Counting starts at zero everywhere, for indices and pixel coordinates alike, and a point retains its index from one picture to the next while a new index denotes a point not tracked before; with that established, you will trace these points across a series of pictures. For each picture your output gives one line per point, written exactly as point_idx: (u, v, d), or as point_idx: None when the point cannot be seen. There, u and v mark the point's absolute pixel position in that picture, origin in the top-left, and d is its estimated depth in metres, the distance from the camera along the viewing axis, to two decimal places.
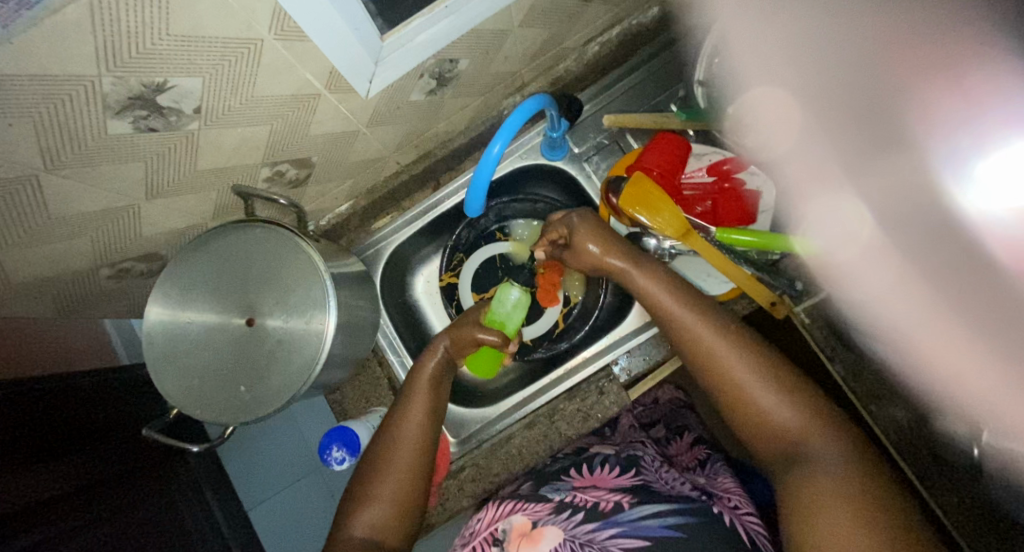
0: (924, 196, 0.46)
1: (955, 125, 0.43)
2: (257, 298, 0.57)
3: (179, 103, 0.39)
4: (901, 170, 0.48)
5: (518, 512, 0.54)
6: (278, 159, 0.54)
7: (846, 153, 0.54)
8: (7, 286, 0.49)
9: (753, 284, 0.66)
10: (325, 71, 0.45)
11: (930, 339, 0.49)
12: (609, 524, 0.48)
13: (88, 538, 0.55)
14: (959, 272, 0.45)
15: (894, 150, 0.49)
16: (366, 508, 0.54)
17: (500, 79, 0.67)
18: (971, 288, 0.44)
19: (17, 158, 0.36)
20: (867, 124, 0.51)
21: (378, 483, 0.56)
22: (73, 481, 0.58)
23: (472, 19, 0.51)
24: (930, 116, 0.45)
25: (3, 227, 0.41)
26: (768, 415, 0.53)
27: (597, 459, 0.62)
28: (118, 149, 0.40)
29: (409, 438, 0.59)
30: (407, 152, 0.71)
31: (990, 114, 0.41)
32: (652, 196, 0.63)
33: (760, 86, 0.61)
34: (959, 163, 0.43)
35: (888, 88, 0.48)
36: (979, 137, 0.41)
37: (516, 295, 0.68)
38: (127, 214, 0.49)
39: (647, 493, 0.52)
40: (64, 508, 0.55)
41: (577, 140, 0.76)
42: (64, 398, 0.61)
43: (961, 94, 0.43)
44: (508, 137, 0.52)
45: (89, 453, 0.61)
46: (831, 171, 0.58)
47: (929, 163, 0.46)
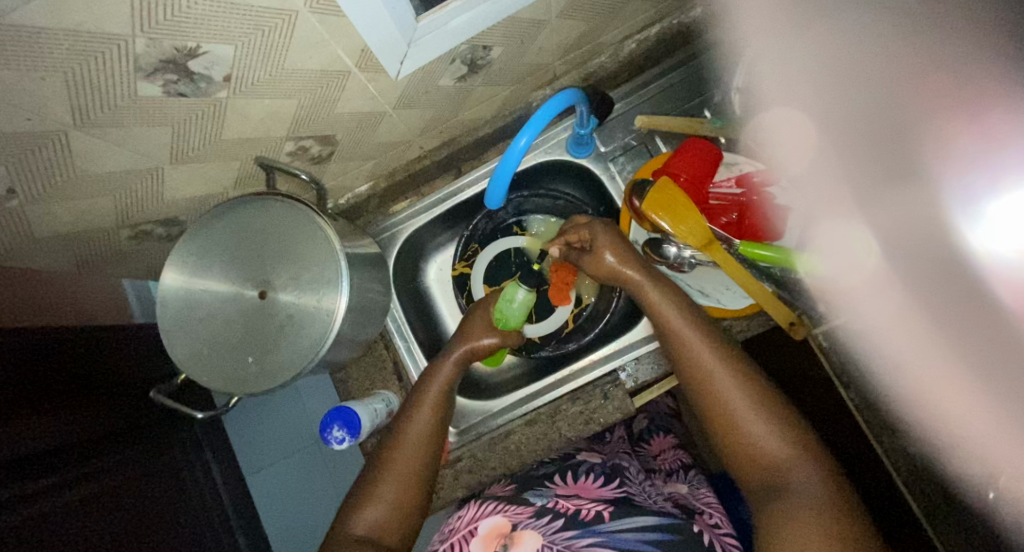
0: (934, 232, 0.41)
1: (968, 161, 0.37)
2: (272, 272, 0.57)
3: (210, 70, 0.38)
4: (913, 203, 0.43)
5: (499, 513, 0.53)
6: (303, 134, 0.54)
7: (858, 179, 0.50)
8: (30, 238, 0.50)
9: (772, 301, 0.62)
10: (357, 50, 0.44)
11: (937, 380, 0.45)
12: (587, 533, 0.47)
13: (97, 485, 0.58)
14: (972, 316, 0.39)
15: (908, 180, 0.43)
16: (368, 505, 0.55)
17: (532, 71, 0.66)
18: (979, 334, 0.39)
19: (46, 113, 0.36)
20: (884, 151, 0.45)
21: (381, 484, 0.56)
22: (89, 429, 0.60)
23: (511, 6, 0.49)
24: (944, 151, 0.39)
25: (30, 180, 0.42)
26: (763, 440, 0.52)
27: (581, 467, 0.62)
28: (147, 112, 0.40)
29: (414, 436, 0.59)
30: (431, 138, 0.71)
31: (1008, 152, 0.34)
32: (678, 202, 0.61)
33: (778, 105, 0.61)
34: (972, 201, 0.37)
35: (907, 116, 0.42)
36: (992, 173, 0.35)
37: (524, 296, 0.69)
38: (150, 177, 0.49)
39: (626, 504, 0.52)
40: (75, 455, 0.58)
41: (604, 139, 0.75)
42: (75, 352, 0.62)
43: (978, 128, 0.36)
44: (536, 130, 0.51)
45: (100, 404, 0.63)
46: (841, 197, 0.54)
47: (937, 198, 0.40)
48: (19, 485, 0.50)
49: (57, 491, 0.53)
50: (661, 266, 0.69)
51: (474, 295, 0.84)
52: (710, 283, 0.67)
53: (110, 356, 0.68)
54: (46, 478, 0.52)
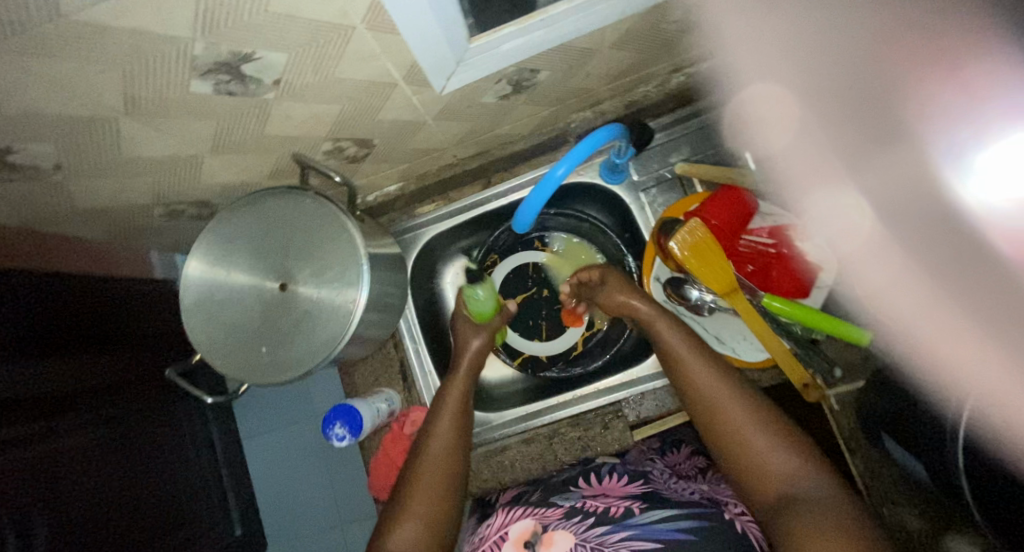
0: (924, 186, 0.40)
1: (953, 116, 0.35)
2: (294, 266, 0.57)
3: (261, 73, 0.39)
4: (902, 162, 0.41)
5: (529, 516, 0.54)
6: (341, 136, 0.54)
7: (848, 142, 0.49)
8: (68, 209, 0.51)
9: (788, 360, 0.61)
10: (406, 64, 0.44)
11: (949, 340, 0.45)
12: (620, 528, 0.47)
13: (85, 435, 0.59)
14: (969, 264, 0.38)
15: (896, 141, 0.41)
16: (403, 522, 0.53)
17: (576, 94, 0.65)
18: (986, 284, 0.37)
19: (100, 100, 0.37)
20: (873, 112, 0.43)
21: (412, 498, 0.55)
22: (87, 380, 0.61)
23: (566, 35, 0.48)
24: (926, 107, 0.37)
25: (76, 158, 0.43)
26: (769, 458, 0.49)
27: (603, 469, 0.62)
28: (196, 106, 0.41)
29: (437, 451, 0.59)
30: (466, 147, 0.70)
31: (991, 104, 0.32)
32: (705, 245, 0.60)
33: (760, 79, 0.61)
34: (957, 152, 0.35)
35: (892, 77, 0.39)
36: (976, 125, 0.33)
37: (484, 294, 0.74)
38: (190, 163, 0.50)
39: (654, 499, 0.52)
40: (70, 402, 0.58)
41: (639, 168, 0.74)
42: (79, 310, 0.63)
43: (960, 81, 0.34)
44: (574, 162, 0.51)
45: (99, 357, 0.64)
46: (832, 164, 0.55)
47: (925, 154, 0.38)
48: (32, 423, 0.53)
49: (62, 431, 0.56)
50: (679, 306, 0.68)
51: None
52: (727, 331, 0.66)
53: (111, 325, 0.69)
54: (52, 420, 0.55)
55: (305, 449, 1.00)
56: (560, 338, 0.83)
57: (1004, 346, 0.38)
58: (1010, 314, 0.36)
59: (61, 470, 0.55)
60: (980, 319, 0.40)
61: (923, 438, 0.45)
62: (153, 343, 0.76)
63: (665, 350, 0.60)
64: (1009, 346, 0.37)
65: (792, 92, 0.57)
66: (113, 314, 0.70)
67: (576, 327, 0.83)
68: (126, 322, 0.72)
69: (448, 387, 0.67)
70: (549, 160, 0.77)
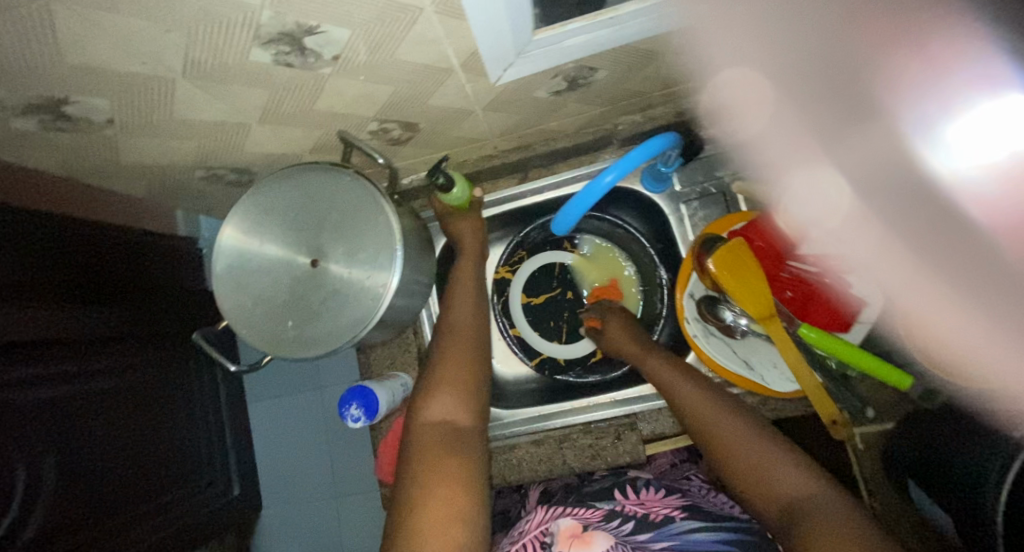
0: (901, 157, 0.46)
1: (924, 90, 0.39)
2: (327, 243, 0.57)
3: (322, 48, 0.38)
4: (883, 135, 0.46)
5: (568, 516, 0.52)
6: (389, 118, 0.53)
7: (820, 127, 0.53)
8: (113, 164, 0.51)
9: (820, 394, 0.58)
10: (466, 52, 0.43)
11: (931, 298, 0.53)
12: (660, 535, 0.46)
13: (85, 383, 0.61)
14: (940, 229, 0.47)
15: (875, 117, 0.45)
16: (436, 394, 0.55)
17: (628, 96, 0.63)
18: (956, 242, 0.46)
19: (161, 60, 0.36)
20: (846, 96, 0.46)
21: (442, 374, 0.57)
22: (92, 326, 0.63)
23: (632, 36, 0.46)
24: (897, 87, 0.41)
25: (129, 114, 0.42)
26: (775, 476, 0.48)
27: (639, 481, 0.61)
28: (252, 74, 0.40)
29: (460, 331, 0.62)
30: (508, 140, 0.69)
31: (954, 79, 0.36)
32: (745, 265, 0.58)
33: (728, 69, 0.52)
34: (930, 126, 0.41)
35: (862, 56, 0.41)
36: (946, 97, 0.37)
37: (459, 191, 0.66)
38: (237, 130, 0.49)
39: (697, 510, 0.50)
40: (72, 346, 0.60)
41: (682, 179, 0.72)
42: (78, 257, 0.63)
43: (926, 59, 0.37)
44: (624, 170, 0.50)
45: (99, 306, 0.65)
46: (805, 145, 0.57)
47: (901, 125, 0.44)
48: (36, 366, 0.55)
49: (63, 376, 0.58)
50: (710, 326, 0.66)
51: (510, 301, 0.83)
52: (756, 357, 0.64)
53: (113, 276, 0.69)
54: (50, 366, 0.56)
55: (312, 420, 1.01)
56: (579, 342, 0.81)
57: (983, 300, 0.46)
58: (985, 268, 0.45)
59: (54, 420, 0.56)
60: (957, 284, 0.48)
61: (960, 485, 0.43)
62: (162, 300, 0.77)
63: (663, 385, 0.62)
64: (984, 297, 0.46)
65: (766, 79, 0.51)
66: (111, 264, 0.69)
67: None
68: (127, 275, 0.72)
69: (460, 272, 0.68)
70: (590, 160, 0.74)
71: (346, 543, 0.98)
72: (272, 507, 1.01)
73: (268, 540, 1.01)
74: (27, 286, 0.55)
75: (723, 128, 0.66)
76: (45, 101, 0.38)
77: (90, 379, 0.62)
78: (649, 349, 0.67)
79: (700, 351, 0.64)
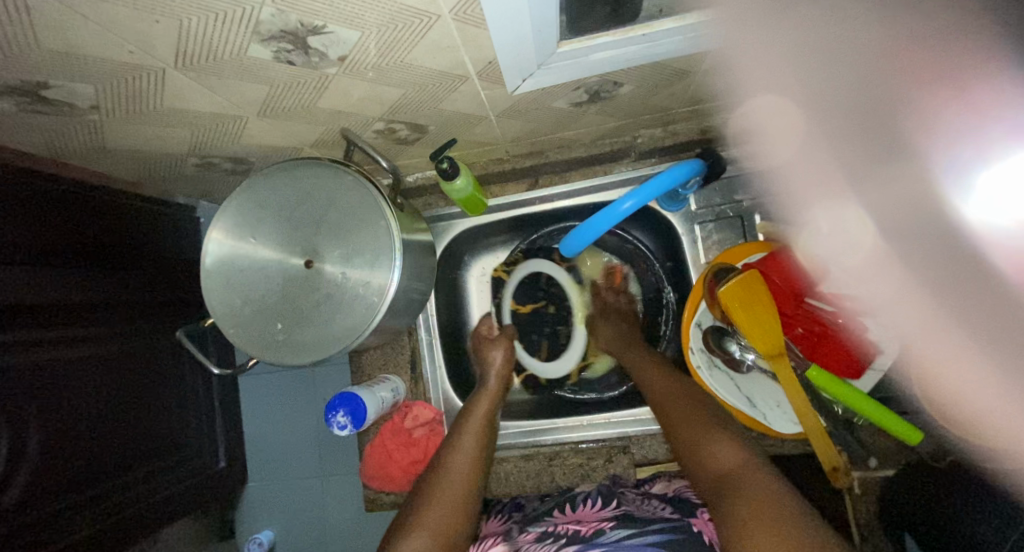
0: (922, 206, 0.43)
1: (956, 133, 0.35)
2: (323, 245, 0.54)
3: (327, 48, 0.35)
4: (907, 178, 0.42)
5: (500, 545, 0.49)
6: (396, 119, 0.50)
7: (848, 162, 0.48)
8: (101, 148, 0.48)
9: (824, 439, 0.56)
10: (484, 60, 0.40)
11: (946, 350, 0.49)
12: (589, 545, 0.44)
13: (72, 351, 0.60)
14: (966, 278, 0.43)
15: (901, 158, 0.41)
16: (418, 531, 0.48)
17: (651, 111, 0.60)
18: (975, 296, 0.43)
19: (149, 49, 0.33)
20: (874, 134, 0.41)
21: (430, 507, 0.51)
22: (86, 298, 0.61)
23: (666, 52, 0.43)
24: (926, 128, 0.37)
25: (116, 102, 0.39)
26: (718, 456, 0.47)
27: (579, 497, 0.60)
28: (251, 69, 0.37)
29: (460, 467, 0.56)
30: (521, 145, 0.66)
31: (990, 127, 0.33)
32: (757, 297, 0.56)
33: (757, 93, 0.48)
34: (961, 172, 0.37)
35: (890, 98, 0.37)
36: (978, 147, 0.35)
37: (462, 182, 0.62)
38: (234, 121, 0.46)
39: (629, 519, 0.49)
40: (63, 315, 0.59)
41: (699, 200, 0.69)
42: (84, 223, 0.62)
43: (965, 104, 0.34)
44: (643, 199, 0.49)
45: (97, 275, 0.63)
46: (835, 178, 0.52)
47: (924, 171, 0.40)
48: (17, 331, 0.53)
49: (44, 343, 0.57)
50: (715, 358, 0.64)
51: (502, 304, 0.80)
52: (760, 393, 0.62)
53: (113, 244, 0.67)
54: (21, 332, 0.54)
55: (298, 409, 0.99)
56: (563, 358, 0.79)
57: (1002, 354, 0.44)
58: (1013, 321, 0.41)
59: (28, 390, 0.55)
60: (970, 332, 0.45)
61: None
62: (158, 275, 0.75)
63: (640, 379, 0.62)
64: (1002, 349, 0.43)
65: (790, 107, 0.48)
66: (117, 236, 0.67)
67: (579, 350, 0.79)
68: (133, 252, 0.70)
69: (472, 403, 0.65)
70: (605, 171, 0.71)
71: (326, 534, 0.97)
72: (256, 492, 1.00)
73: (250, 524, 1.00)
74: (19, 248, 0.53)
75: (756, 152, 0.64)
76: (23, 84, 0.35)
77: (67, 346, 0.60)
78: (628, 345, 0.68)
79: (702, 382, 0.62)
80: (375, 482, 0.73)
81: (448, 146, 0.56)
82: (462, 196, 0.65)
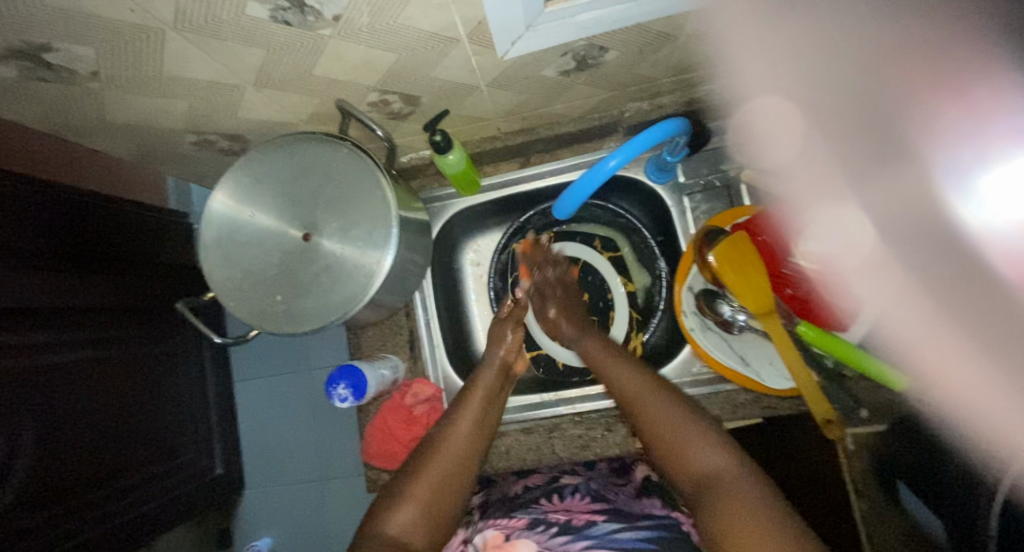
0: (928, 204, 0.40)
1: (956, 135, 0.34)
2: (320, 217, 0.55)
3: (322, 6, 0.36)
4: (909, 178, 0.40)
5: (491, 527, 0.49)
6: (390, 89, 0.51)
7: (852, 155, 0.48)
8: (100, 122, 0.49)
9: (815, 392, 0.58)
10: (474, 20, 0.41)
11: (958, 360, 0.45)
12: (582, 537, 0.44)
13: (58, 356, 0.60)
14: (968, 283, 0.40)
15: (902, 159, 0.40)
16: (399, 508, 0.49)
17: (637, 81, 0.61)
18: (978, 299, 0.39)
19: (149, 7, 0.34)
20: (874, 132, 0.42)
21: (400, 502, 0.50)
22: (74, 297, 0.61)
23: (648, 13, 0.44)
24: (933, 127, 0.36)
25: (116, 68, 0.40)
26: (701, 460, 0.46)
27: (566, 489, 0.58)
28: (248, 30, 0.38)
29: (445, 459, 0.54)
30: (512, 121, 0.67)
31: (993, 127, 0.31)
32: (749, 259, 0.58)
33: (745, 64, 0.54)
34: (961, 175, 0.35)
35: (893, 98, 0.38)
36: (980, 147, 0.33)
37: (454, 156, 0.63)
38: (231, 92, 0.47)
39: (618, 513, 0.49)
40: (49, 317, 0.59)
41: (687, 171, 0.71)
42: (73, 214, 0.62)
43: (964, 104, 0.33)
44: (628, 155, 0.50)
45: (85, 273, 0.63)
46: (839, 178, 0.52)
47: (928, 171, 0.38)
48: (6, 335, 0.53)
49: (29, 349, 0.56)
50: (707, 320, 0.66)
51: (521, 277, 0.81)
52: (753, 354, 0.65)
53: (108, 235, 0.68)
54: (17, 334, 0.54)
55: (292, 401, 0.97)
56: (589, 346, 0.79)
57: (1005, 374, 0.40)
58: (1006, 327, 0.38)
59: (23, 396, 0.55)
60: (973, 338, 0.42)
61: (956, 502, 0.41)
62: (144, 275, 0.74)
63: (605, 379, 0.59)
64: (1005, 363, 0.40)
65: (796, 107, 0.53)
66: (112, 227, 0.68)
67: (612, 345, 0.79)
68: (121, 243, 0.70)
69: (474, 383, 0.64)
70: (594, 147, 0.73)
71: (324, 530, 0.95)
72: (253, 487, 0.98)
73: (246, 520, 0.99)
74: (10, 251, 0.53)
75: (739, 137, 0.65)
76: (25, 46, 0.36)
77: (55, 349, 0.59)
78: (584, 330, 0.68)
79: (696, 343, 0.64)
80: (377, 460, 0.73)
81: (440, 117, 0.57)
82: (452, 171, 0.66)
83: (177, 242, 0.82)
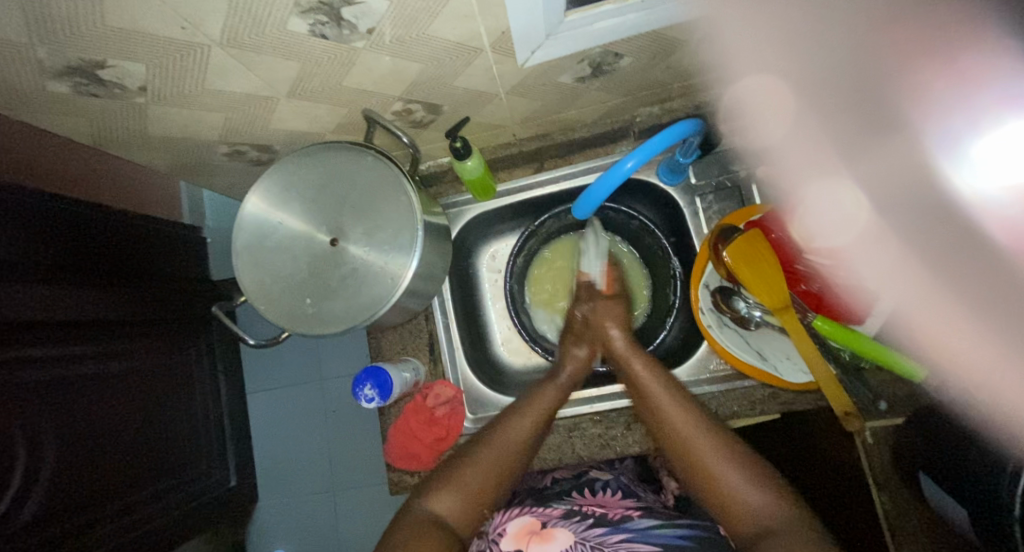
0: (921, 177, 0.48)
1: (947, 107, 0.40)
2: (347, 222, 0.57)
3: (358, 20, 0.38)
4: (895, 153, 0.49)
5: (526, 514, 0.51)
6: (414, 98, 0.54)
7: (844, 133, 0.55)
8: (140, 134, 0.52)
9: (833, 385, 0.59)
10: (498, 30, 0.44)
11: (960, 321, 0.51)
12: (619, 530, 0.45)
13: (86, 369, 0.61)
14: (964, 247, 0.47)
15: (891, 131, 0.48)
16: (440, 492, 0.50)
17: (649, 87, 0.64)
18: (971, 260, 0.47)
19: (200, 25, 0.36)
20: (862, 101, 0.49)
21: (443, 483, 0.51)
22: (98, 311, 0.63)
23: (662, 21, 0.47)
24: (918, 96, 0.43)
25: (161, 83, 0.43)
26: (758, 507, 0.44)
27: (597, 484, 0.60)
28: (287, 45, 0.40)
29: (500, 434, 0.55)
30: (528, 128, 0.70)
31: (984, 95, 0.36)
32: (764, 256, 0.59)
33: (752, 70, 0.56)
34: (955, 144, 0.42)
35: (881, 71, 0.45)
36: (971, 117, 0.38)
37: (473, 163, 0.66)
38: (265, 105, 0.50)
39: (655, 512, 0.50)
40: (76, 331, 0.61)
41: (698, 172, 0.73)
42: (88, 228, 0.65)
43: (954, 71, 0.38)
44: (644, 157, 0.52)
45: (109, 288, 0.66)
46: (826, 150, 0.59)
47: (924, 144, 0.45)
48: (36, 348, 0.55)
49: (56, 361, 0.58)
50: (723, 317, 0.67)
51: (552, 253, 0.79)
52: (771, 349, 0.65)
53: (123, 248, 0.70)
54: (47, 349, 0.56)
55: (309, 409, 0.99)
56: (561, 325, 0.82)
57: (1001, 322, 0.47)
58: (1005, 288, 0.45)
59: (46, 409, 0.56)
60: (962, 289, 0.50)
61: (971, 495, 0.42)
62: (167, 287, 0.77)
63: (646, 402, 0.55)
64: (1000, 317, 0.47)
65: (791, 81, 0.55)
66: (124, 239, 0.71)
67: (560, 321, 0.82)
68: (136, 254, 0.73)
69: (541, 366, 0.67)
70: (607, 152, 0.75)
71: (341, 539, 0.95)
72: (272, 495, 0.99)
73: (264, 528, 1.00)
74: (28, 261, 0.56)
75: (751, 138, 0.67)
76: (82, 64, 0.39)
77: (82, 363, 0.61)
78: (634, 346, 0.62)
79: (714, 340, 0.64)
80: (398, 462, 0.74)
81: (461, 125, 0.59)
82: (471, 178, 0.68)
83: (187, 254, 0.84)
